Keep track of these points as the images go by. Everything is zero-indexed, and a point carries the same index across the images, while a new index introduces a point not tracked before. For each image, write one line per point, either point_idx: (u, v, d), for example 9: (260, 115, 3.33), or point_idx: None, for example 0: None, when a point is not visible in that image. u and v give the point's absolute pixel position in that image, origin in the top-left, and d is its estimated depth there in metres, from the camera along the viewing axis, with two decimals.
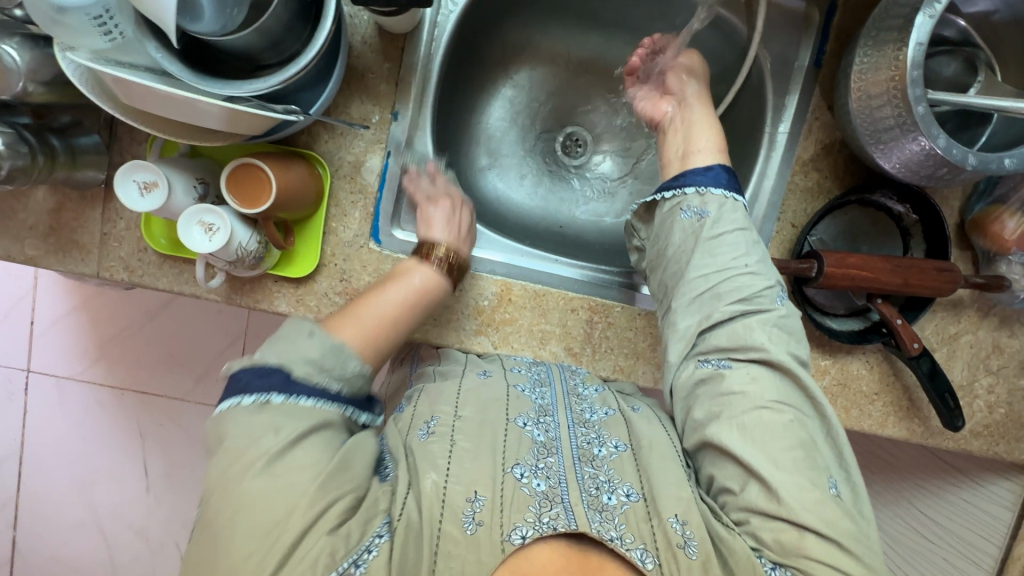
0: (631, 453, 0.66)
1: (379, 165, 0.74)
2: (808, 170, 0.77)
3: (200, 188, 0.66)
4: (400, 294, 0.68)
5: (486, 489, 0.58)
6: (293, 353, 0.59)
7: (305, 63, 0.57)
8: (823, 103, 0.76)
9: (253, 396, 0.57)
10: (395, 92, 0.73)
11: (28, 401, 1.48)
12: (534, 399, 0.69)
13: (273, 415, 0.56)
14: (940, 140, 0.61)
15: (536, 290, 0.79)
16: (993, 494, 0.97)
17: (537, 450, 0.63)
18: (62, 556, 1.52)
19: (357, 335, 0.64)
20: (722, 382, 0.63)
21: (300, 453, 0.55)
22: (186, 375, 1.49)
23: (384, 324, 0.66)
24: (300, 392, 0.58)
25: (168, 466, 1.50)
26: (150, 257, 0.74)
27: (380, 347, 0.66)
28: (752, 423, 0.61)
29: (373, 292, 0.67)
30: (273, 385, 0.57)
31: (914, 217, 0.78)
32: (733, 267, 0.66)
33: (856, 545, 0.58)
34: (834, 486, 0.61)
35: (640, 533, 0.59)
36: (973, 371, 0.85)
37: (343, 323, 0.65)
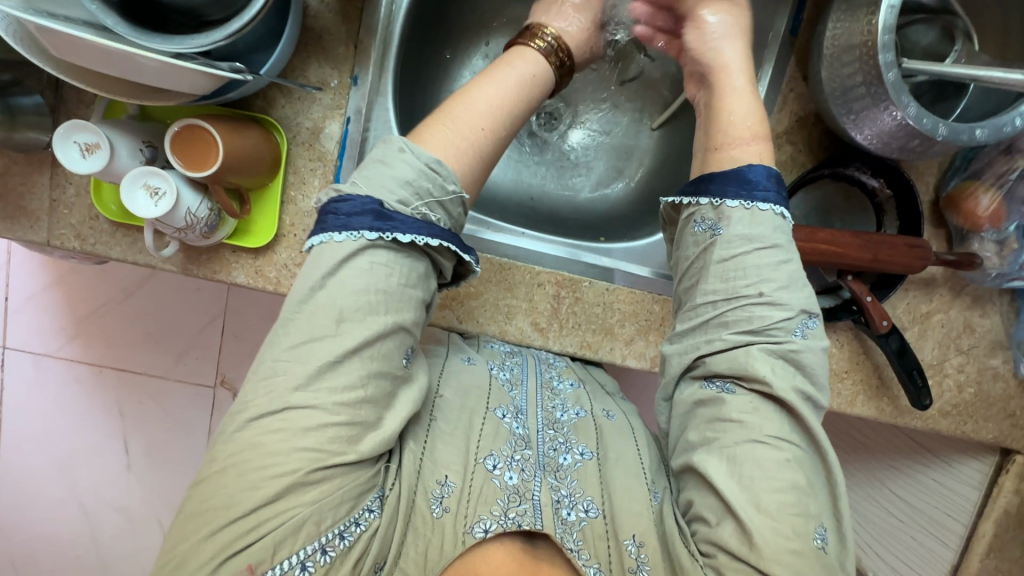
0: (595, 461, 0.64)
1: (338, 132, 0.71)
2: (782, 143, 0.76)
3: (148, 151, 0.63)
4: (508, 87, 0.62)
5: (456, 475, 0.58)
6: (386, 175, 0.53)
7: (249, 18, 0.54)
8: (799, 73, 0.74)
9: (344, 235, 0.51)
10: (355, 56, 0.70)
11: (4, 377, 1.46)
12: (513, 397, 0.68)
13: (357, 278, 0.51)
14: (909, 109, 0.59)
15: (502, 264, 0.78)
16: (961, 474, 0.99)
17: (514, 442, 0.62)
18: (44, 532, 1.52)
19: (459, 144, 0.57)
20: (722, 408, 0.57)
21: (340, 376, 0.50)
22: (163, 353, 1.48)
23: (490, 124, 0.60)
24: (396, 225, 0.52)
25: (148, 443, 1.49)
26: (102, 225, 0.71)
27: (492, 145, 0.60)
28: (746, 463, 0.55)
29: (476, 84, 0.61)
30: (365, 222, 0.51)
31: (888, 192, 0.76)
32: (743, 294, 0.58)
33: None
34: (820, 538, 0.54)
35: (596, 551, 0.58)
36: (943, 350, 0.85)
37: (445, 121, 0.58)
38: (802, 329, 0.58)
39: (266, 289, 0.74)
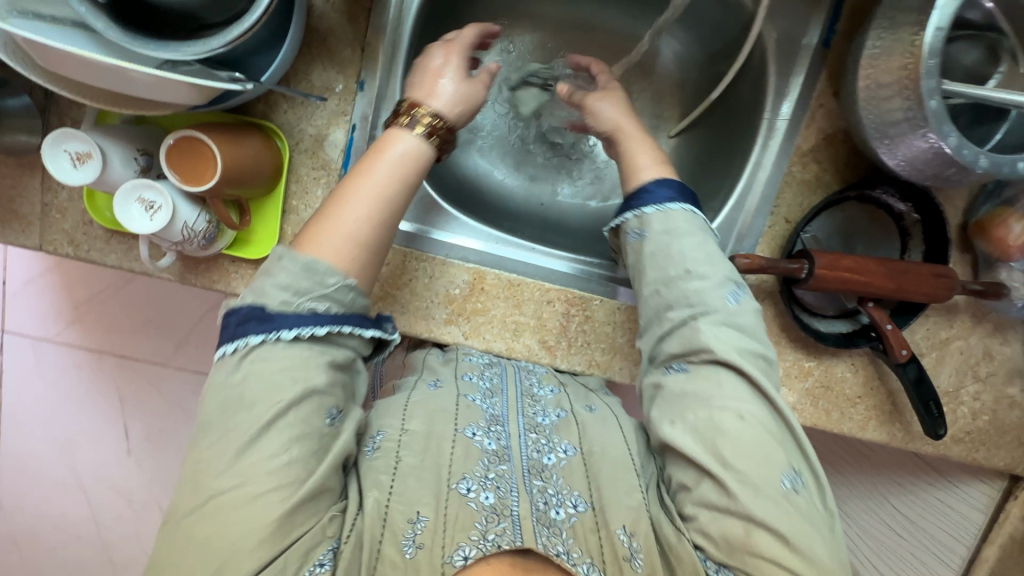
0: (580, 458, 0.65)
1: (343, 140, 0.68)
2: (807, 162, 0.72)
3: (143, 159, 0.60)
4: (385, 176, 0.58)
5: (429, 509, 0.57)
6: (267, 281, 0.54)
7: (249, 25, 0.51)
8: (829, 89, 0.70)
9: (235, 345, 0.52)
10: (361, 59, 0.66)
11: (4, 361, 1.45)
12: (486, 410, 0.67)
13: (263, 368, 0.52)
14: (951, 140, 0.55)
15: (511, 280, 0.75)
16: (966, 496, 0.97)
17: (488, 460, 0.62)
18: (45, 513, 1.53)
19: (336, 246, 0.55)
20: (680, 387, 0.61)
21: (271, 441, 0.50)
22: (164, 340, 1.46)
23: (365, 224, 0.56)
24: (285, 321, 0.52)
25: (149, 430, 1.49)
26: (97, 231, 0.69)
27: (369, 242, 0.57)
28: (701, 431, 0.58)
29: (351, 179, 0.58)
30: (250, 327, 0.52)
31: (915, 216, 0.73)
32: (680, 279, 0.62)
33: (806, 542, 0.54)
34: (790, 482, 0.57)
35: (588, 546, 0.59)
36: (960, 377, 0.82)
37: (318, 222, 0.56)
38: (736, 295, 0.62)
39: None
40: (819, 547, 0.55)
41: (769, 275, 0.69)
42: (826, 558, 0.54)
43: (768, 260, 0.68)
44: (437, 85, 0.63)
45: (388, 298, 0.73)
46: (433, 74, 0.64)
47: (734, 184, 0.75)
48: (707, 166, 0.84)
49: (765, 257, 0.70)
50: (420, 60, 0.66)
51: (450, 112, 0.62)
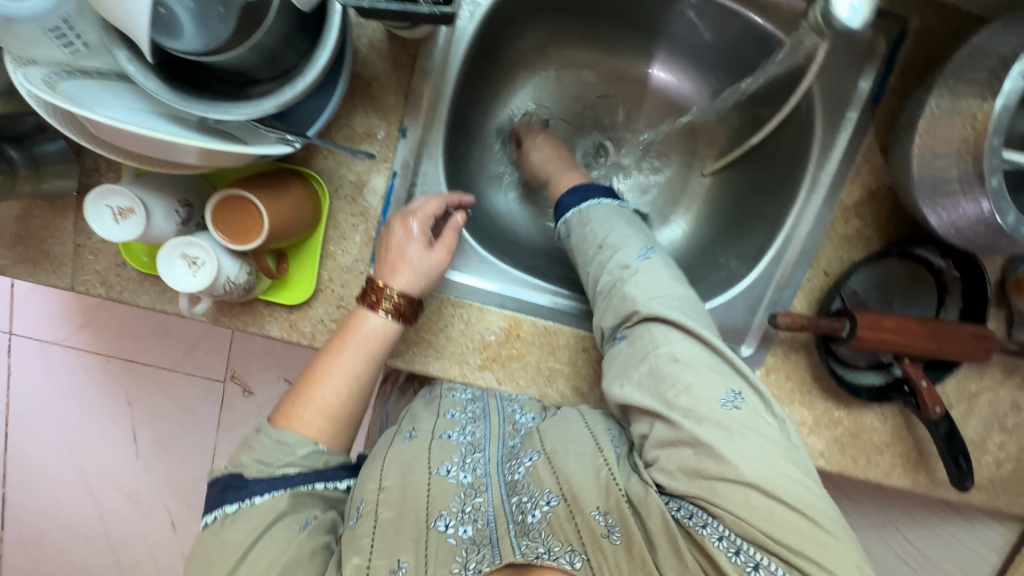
0: (545, 459, 0.64)
1: (383, 186, 0.66)
2: (850, 217, 0.71)
3: (184, 211, 0.58)
4: (352, 360, 0.63)
5: (409, 555, 0.58)
6: (243, 455, 0.62)
7: (305, 88, 0.49)
8: (876, 145, 0.69)
9: (215, 514, 0.60)
10: (404, 106, 0.65)
11: (12, 363, 1.41)
12: (460, 445, 0.69)
13: (235, 529, 0.58)
14: (1008, 216, 0.55)
15: (547, 327, 0.74)
16: (980, 533, 0.99)
17: (464, 493, 0.64)
18: (52, 514, 1.49)
19: (313, 425, 0.62)
20: (621, 349, 0.63)
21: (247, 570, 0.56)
22: (174, 346, 1.41)
23: (340, 400, 0.63)
24: (259, 488, 0.60)
25: (157, 435, 1.44)
26: (130, 272, 0.67)
27: (341, 414, 0.63)
28: (643, 382, 0.60)
29: (323, 359, 0.63)
30: (229, 495, 0.60)
31: (954, 274, 0.73)
32: (603, 251, 0.67)
33: (759, 460, 0.54)
34: (731, 401, 0.57)
35: (564, 536, 0.58)
36: (987, 428, 0.83)
37: (296, 404, 0.63)
38: (644, 253, 0.67)
39: (299, 343, 0.70)
40: (776, 462, 0.55)
41: (808, 333, 0.69)
42: (786, 473, 0.55)
43: (809, 318, 0.67)
44: (400, 263, 0.63)
45: (422, 343, 0.73)
46: (399, 247, 0.63)
47: (774, 234, 0.75)
48: (742, 210, 0.83)
49: (806, 315, 0.69)
50: (384, 229, 0.65)
51: (411, 289, 0.64)
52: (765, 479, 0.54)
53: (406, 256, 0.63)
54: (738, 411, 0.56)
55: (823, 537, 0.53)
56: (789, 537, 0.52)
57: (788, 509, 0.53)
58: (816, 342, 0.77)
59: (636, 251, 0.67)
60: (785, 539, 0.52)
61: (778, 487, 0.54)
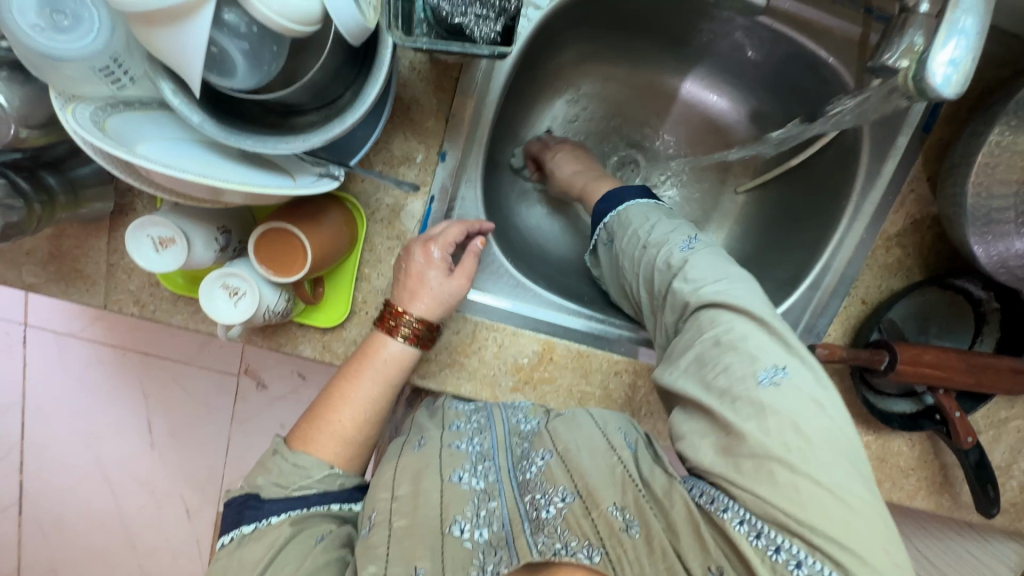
0: (557, 458, 0.60)
1: (420, 211, 0.65)
2: (892, 246, 0.70)
3: (222, 238, 0.58)
4: (370, 385, 0.63)
5: (425, 560, 0.56)
6: (261, 475, 0.62)
7: (352, 122, 0.48)
8: (924, 174, 0.68)
9: (232, 534, 0.59)
10: (444, 129, 0.63)
11: (28, 355, 1.40)
12: (471, 451, 0.65)
13: (252, 547, 0.58)
14: None
15: (580, 350, 0.74)
16: (995, 550, 1.01)
17: (477, 498, 0.61)
18: (70, 501, 1.50)
19: (332, 450, 0.62)
20: (675, 343, 0.59)
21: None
22: (188, 340, 1.40)
23: (359, 425, 0.63)
24: (275, 507, 0.60)
25: (173, 426, 1.45)
26: (163, 292, 0.67)
27: (359, 441, 0.63)
28: (688, 372, 0.56)
29: (340, 384, 0.63)
30: (246, 513, 0.60)
31: (995, 305, 0.72)
32: (648, 240, 0.65)
33: (796, 437, 0.49)
34: (770, 377, 0.51)
35: (581, 531, 0.54)
36: (1014, 453, 0.83)
37: (314, 428, 0.63)
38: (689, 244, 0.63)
39: (332, 363, 0.70)
40: (813, 440, 0.49)
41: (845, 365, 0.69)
42: (824, 459, 0.49)
43: (847, 351, 0.67)
44: (419, 290, 0.62)
45: (455, 365, 0.72)
46: (418, 273, 0.62)
47: (813, 261, 0.73)
48: (777, 232, 0.82)
49: (845, 346, 0.69)
50: (404, 252, 0.64)
51: (429, 315, 0.63)
52: (795, 454, 0.48)
53: (424, 283, 0.62)
54: (777, 388, 0.51)
55: (860, 531, 0.47)
56: (828, 526, 0.46)
57: (826, 496, 0.47)
58: (850, 370, 0.77)
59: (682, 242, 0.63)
60: (819, 527, 0.46)
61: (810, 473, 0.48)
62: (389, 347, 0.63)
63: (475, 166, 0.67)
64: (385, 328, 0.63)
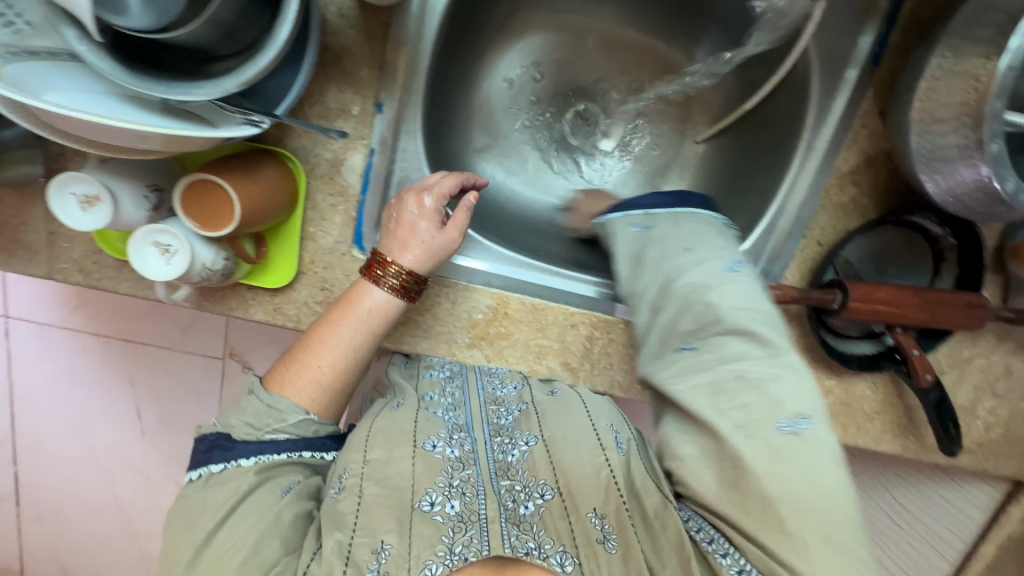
0: (542, 446, 0.64)
1: (361, 165, 0.64)
2: (846, 184, 0.69)
3: (154, 197, 0.56)
4: (349, 334, 0.62)
5: (392, 536, 0.55)
6: (234, 415, 0.62)
7: (265, 63, 0.47)
8: (875, 108, 0.66)
9: (200, 472, 0.60)
10: (379, 79, 0.61)
11: (10, 345, 1.34)
12: (447, 420, 0.68)
13: (217, 489, 0.58)
14: (1008, 183, 0.53)
15: (535, 304, 0.73)
16: (969, 495, 1.00)
17: (452, 467, 0.62)
18: (67, 490, 1.47)
19: (307, 392, 0.61)
20: (682, 355, 0.58)
21: (224, 534, 0.56)
22: (172, 326, 1.34)
23: (340, 367, 0.62)
24: (244, 450, 0.60)
25: (161, 413, 1.40)
26: (108, 259, 0.66)
27: (335, 386, 0.62)
28: (704, 391, 0.55)
29: (320, 331, 0.62)
30: (216, 453, 0.60)
31: (952, 241, 0.71)
32: (686, 258, 0.62)
33: (809, 485, 0.49)
34: (790, 425, 0.51)
35: (559, 535, 0.57)
36: (978, 393, 0.83)
37: (289, 371, 0.62)
38: (734, 266, 0.61)
39: (285, 326, 0.70)
40: (822, 487, 0.50)
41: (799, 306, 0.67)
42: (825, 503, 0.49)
43: (798, 292, 0.67)
44: (409, 241, 0.62)
45: (409, 323, 0.72)
46: (406, 227, 0.62)
47: (767, 204, 0.72)
48: (736, 179, 0.80)
49: (798, 287, 0.68)
50: (395, 201, 0.64)
51: (417, 267, 0.62)
52: (801, 506, 0.49)
53: (415, 236, 0.62)
54: (796, 438, 0.51)
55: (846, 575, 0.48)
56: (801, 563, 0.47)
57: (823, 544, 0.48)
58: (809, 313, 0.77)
59: (724, 262, 0.61)
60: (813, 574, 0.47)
61: (807, 515, 0.48)
62: (372, 294, 0.62)
63: (416, 117, 0.66)
64: (371, 274, 0.62)
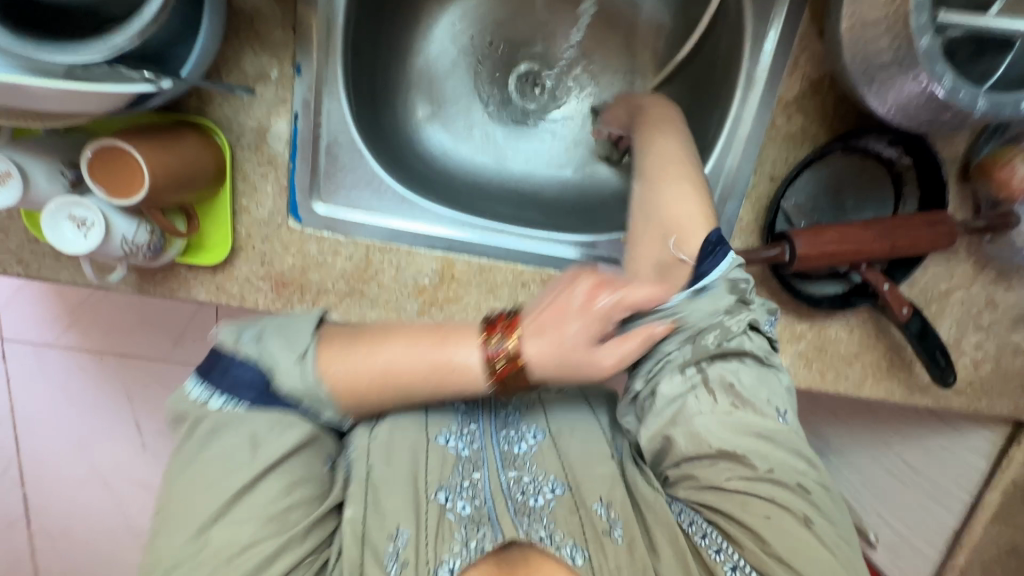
0: (550, 442, 0.63)
1: (286, 131, 0.63)
2: (792, 113, 0.66)
3: (71, 172, 0.56)
4: (421, 368, 0.50)
5: (410, 521, 0.54)
6: (278, 348, 0.52)
7: (149, 16, 0.46)
8: (812, 30, 0.64)
9: (221, 399, 0.52)
10: (294, 40, 0.61)
11: (7, 371, 1.21)
12: (457, 411, 0.63)
13: (231, 433, 0.50)
14: (945, 82, 0.50)
15: (482, 265, 0.70)
16: (970, 443, 0.95)
17: (462, 467, 0.59)
18: (73, 519, 1.33)
19: (346, 382, 0.51)
20: (667, 384, 0.55)
21: (259, 495, 0.49)
22: (162, 337, 1.21)
23: (388, 377, 0.51)
24: (276, 406, 0.52)
25: (162, 424, 1.27)
26: (45, 248, 0.66)
27: (363, 397, 0.52)
28: (682, 395, 0.54)
29: (396, 337, 0.52)
30: (249, 394, 0.51)
31: (906, 162, 0.68)
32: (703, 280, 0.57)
33: (806, 483, 0.53)
34: (784, 418, 0.55)
35: (569, 528, 0.55)
36: (961, 328, 0.79)
37: (340, 351, 0.52)
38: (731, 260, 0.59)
39: (229, 305, 0.68)
40: (814, 482, 0.53)
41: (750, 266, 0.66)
42: (813, 494, 0.53)
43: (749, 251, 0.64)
44: (558, 335, 0.50)
45: (355, 295, 0.69)
46: (590, 313, 0.51)
47: (713, 142, 0.70)
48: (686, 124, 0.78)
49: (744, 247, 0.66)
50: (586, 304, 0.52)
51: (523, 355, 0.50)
52: (802, 506, 0.51)
53: (568, 326, 0.51)
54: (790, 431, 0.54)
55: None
56: (800, 560, 0.49)
57: (807, 532, 0.50)
58: (770, 269, 0.74)
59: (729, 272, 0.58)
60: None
61: (804, 504, 0.51)
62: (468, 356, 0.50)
63: (341, 79, 0.65)
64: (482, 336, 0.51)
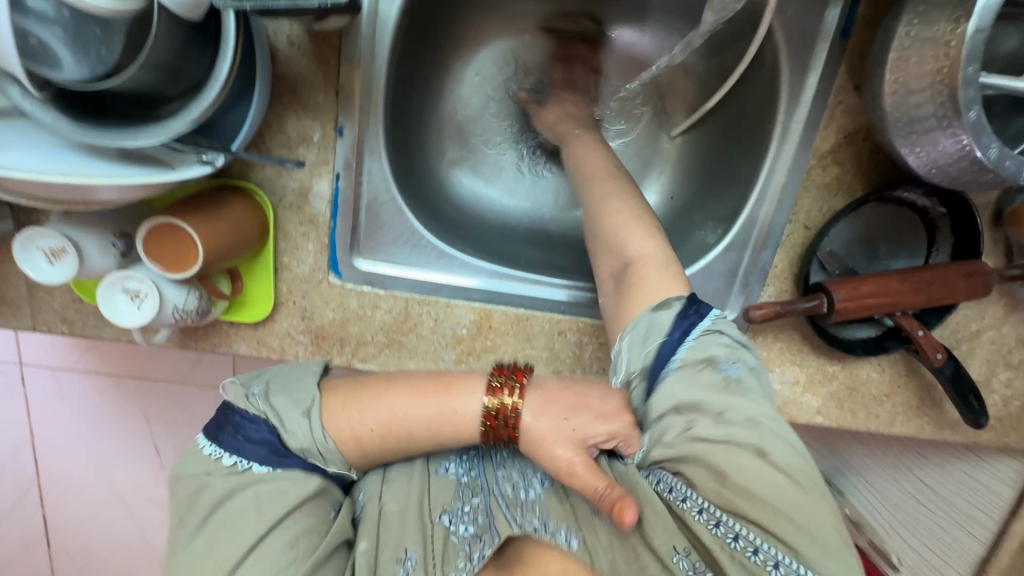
0: None
1: (328, 190, 0.64)
2: (827, 164, 0.67)
3: (122, 243, 0.57)
4: (420, 418, 0.54)
5: (417, 545, 0.54)
6: (293, 402, 0.54)
7: (209, 102, 0.46)
8: (849, 83, 0.64)
9: (232, 458, 0.53)
10: (336, 103, 0.61)
11: (27, 394, 1.20)
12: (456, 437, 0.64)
13: (245, 517, 0.51)
14: (991, 150, 0.50)
15: (519, 315, 0.70)
16: (993, 470, 0.97)
17: (463, 491, 0.59)
18: (93, 537, 1.34)
19: (352, 440, 0.54)
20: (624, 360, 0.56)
21: (274, 544, 0.50)
22: (179, 358, 1.19)
23: (385, 429, 0.54)
24: (286, 462, 0.53)
25: (180, 446, 1.27)
26: (88, 306, 0.66)
27: (370, 447, 0.55)
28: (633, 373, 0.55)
29: (397, 387, 0.55)
30: (259, 453, 0.53)
31: (941, 210, 0.68)
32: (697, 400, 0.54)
33: (769, 427, 0.50)
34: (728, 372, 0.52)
35: (560, 515, 0.56)
36: (991, 366, 0.79)
37: (343, 401, 0.55)
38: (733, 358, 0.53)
39: (270, 358, 0.69)
40: (780, 429, 0.51)
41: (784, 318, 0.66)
42: (767, 426, 0.51)
43: (785, 304, 0.65)
44: (554, 433, 0.53)
45: (394, 346, 0.69)
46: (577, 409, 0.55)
47: (748, 191, 0.70)
48: (715, 167, 0.78)
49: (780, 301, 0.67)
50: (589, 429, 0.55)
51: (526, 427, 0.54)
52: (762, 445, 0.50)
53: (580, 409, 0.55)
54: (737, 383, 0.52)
55: (811, 499, 0.49)
56: (768, 494, 0.48)
57: (765, 464, 0.49)
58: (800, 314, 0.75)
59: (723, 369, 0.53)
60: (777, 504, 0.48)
61: (757, 440, 0.50)
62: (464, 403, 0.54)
63: (380, 136, 0.65)
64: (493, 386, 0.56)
